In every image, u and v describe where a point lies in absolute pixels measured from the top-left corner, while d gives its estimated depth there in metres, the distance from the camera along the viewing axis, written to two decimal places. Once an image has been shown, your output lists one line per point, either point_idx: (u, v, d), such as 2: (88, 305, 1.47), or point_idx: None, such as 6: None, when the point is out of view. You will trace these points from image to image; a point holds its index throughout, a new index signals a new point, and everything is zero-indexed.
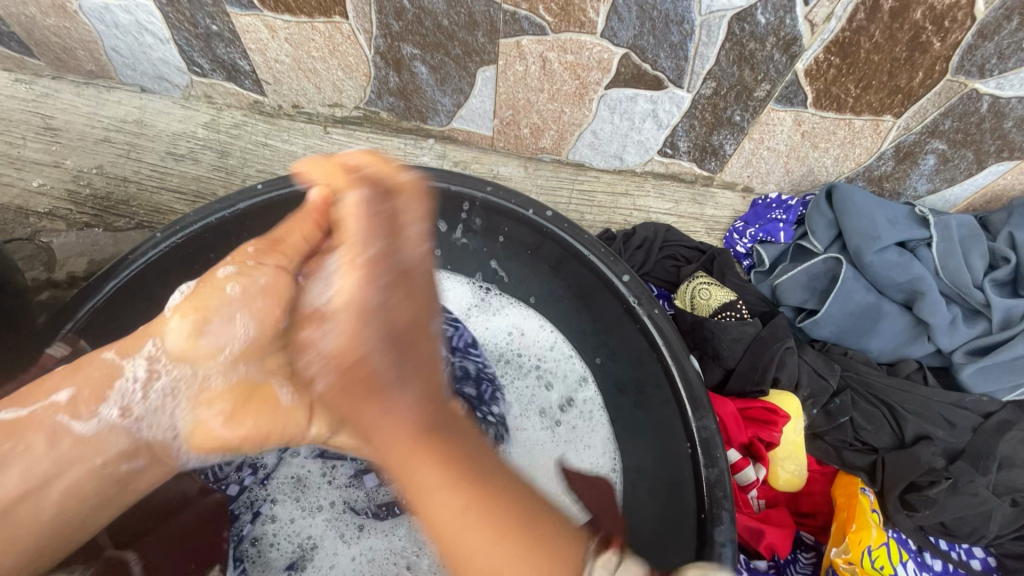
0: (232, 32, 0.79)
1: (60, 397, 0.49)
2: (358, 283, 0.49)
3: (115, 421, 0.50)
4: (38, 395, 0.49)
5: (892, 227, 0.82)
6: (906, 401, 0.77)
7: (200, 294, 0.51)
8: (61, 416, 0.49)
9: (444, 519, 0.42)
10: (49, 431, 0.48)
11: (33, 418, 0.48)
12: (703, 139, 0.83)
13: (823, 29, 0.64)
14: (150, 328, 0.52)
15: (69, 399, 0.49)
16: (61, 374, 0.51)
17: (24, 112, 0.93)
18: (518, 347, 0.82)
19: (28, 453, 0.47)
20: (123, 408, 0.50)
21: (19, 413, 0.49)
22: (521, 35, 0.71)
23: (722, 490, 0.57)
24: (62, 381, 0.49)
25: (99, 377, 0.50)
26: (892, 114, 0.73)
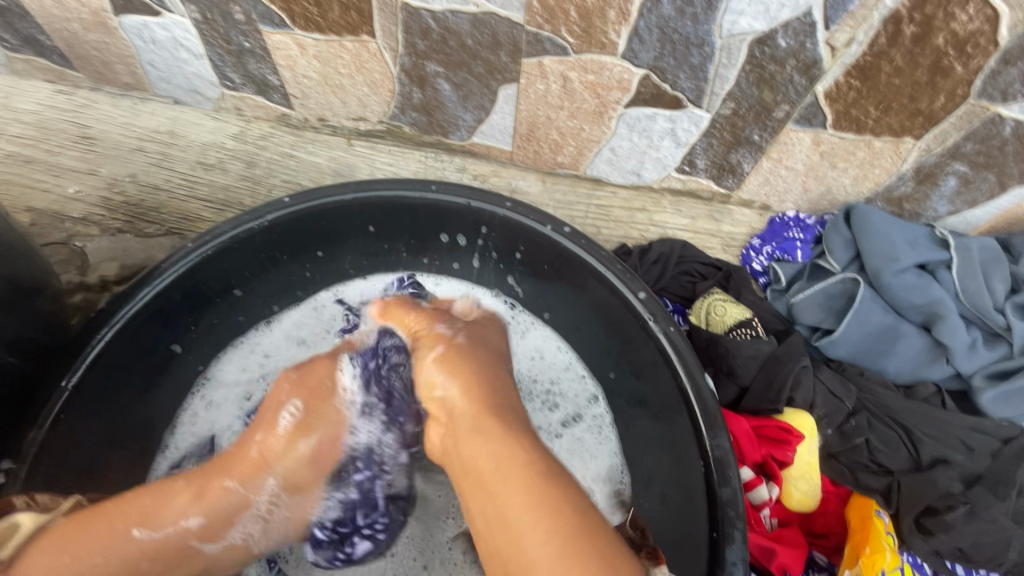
0: (263, 48, 0.82)
1: (190, 522, 0.58)
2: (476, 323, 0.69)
3: (231, 542, 0.61)
4: (166, 520, 0.57)
5: (912, 248, 0.81)
6: (924, 424, 0.77)
7: (303, 419, 0.66)
8: (190, 538, 0.58)
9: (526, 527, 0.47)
10: (181, 551, 0.58)
11: (168, 539, 0.57)
12: (722, 157, 0.83)
13: (843, 53, 0.64)
14: (262, 452, 0.63)
15: (199, 525, 0.58)
16: (185, 495, 0.59)
17: (63, 122, 0.97)
18: (534, 368, 0.82)
19: (159, 568, 0.57)
20: (241, 533, 0.62)
21: (149, 533, 0.56)
22: (544, 55, 0.72)
23: (735, 509, 0.58)
24: (192, 508, 0.58)
25: (222, 502, 0.60)
26: (912, 136, 0.73)
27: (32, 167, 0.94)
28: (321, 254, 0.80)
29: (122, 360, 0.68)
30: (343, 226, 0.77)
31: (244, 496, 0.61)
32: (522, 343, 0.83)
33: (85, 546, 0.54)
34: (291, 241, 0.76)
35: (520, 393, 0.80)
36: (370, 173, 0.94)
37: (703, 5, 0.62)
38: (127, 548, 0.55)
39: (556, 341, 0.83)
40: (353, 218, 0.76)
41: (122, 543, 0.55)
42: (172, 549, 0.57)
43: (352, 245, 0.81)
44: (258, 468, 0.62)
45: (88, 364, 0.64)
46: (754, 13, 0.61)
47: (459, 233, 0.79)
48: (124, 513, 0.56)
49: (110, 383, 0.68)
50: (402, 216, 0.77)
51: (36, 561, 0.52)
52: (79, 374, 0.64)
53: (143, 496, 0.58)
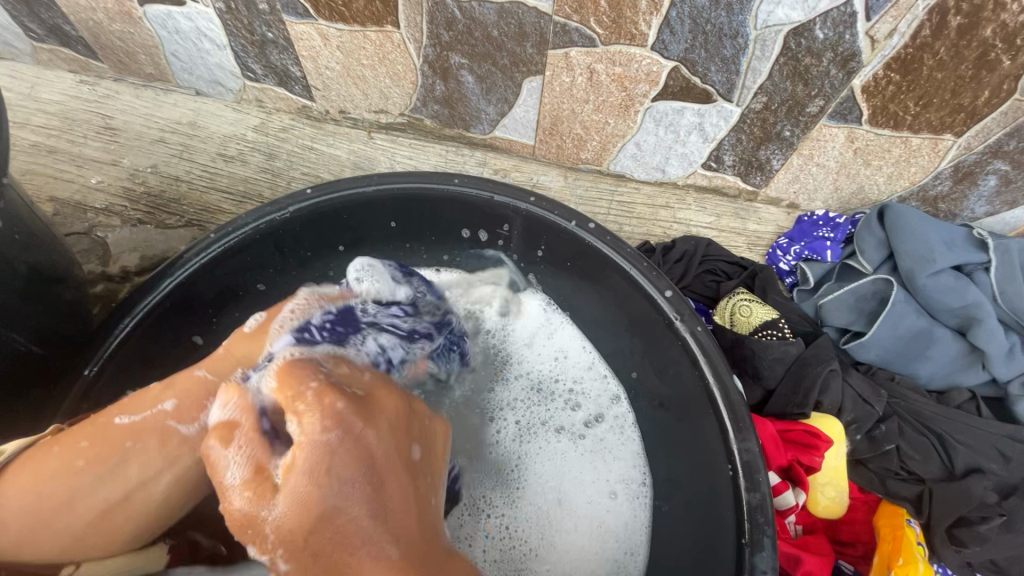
0: (286, 39, 0.81)
1: (164, 406, 0.55)
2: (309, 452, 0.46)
3: (210, 426, 0.55)
4: (144, 404, 0.55)
5: (948, 249, 0.79)
6: (957, 431, 0.74)
7: (263, 325, 0.62)
8: (167, 419, 0.54)
9: None
10: (159, 432, 0.53)
11: (143, 421, 0.54)
12: (750, 154, 0.81)
13: (884, 45, 0.62)
14: (234, 345, 0.60)
15: (175, 408, 0.55)
16: (157, 390, 0.56)
17: (87, 112, 0.97)
18: (557, 368, 0.81)
19: (119, 470, 0.51)
20: (221, 416, 0.56)
21: (129, 417, 0.54)
22: (570, 47, 0.71)
23: (764, 516, 0.56)
24: (166, 393, 0.55)
25: (197, 392, 0.56)
26: (952, 133, 0.70)
27: (55, 157, 0.94)
28: (343, 248, 0.80)
29: (143, 351, 0.68)
30: (364, 219, 0.76)
31: (220, 380, 0.58)
32: (548, 343, 0.83)
33: (66, 445, 0.52)
34: (312, 233, 0.75)
35: (541, 393, 0.80)
36: (390, 166, 0.94)
37: None
38: (106, 440, 0.52)
39: (579, 339, 0.82)
40: (375, 211, 0.75)
41: (102, 431, 0.53)
42: (145, 430, 0.53)
43: (373, 239, 0.80)
44: (227, 360, 0.59)
45: (110, 354, 0.64)
46: (792, 3, 0.59)
47: (481, 228, 0.78)
48: (104, 409, 0.55)
49: (130, 374, 0.67)
50: (423, 210, 0.76)
51: (13, 480, 0.50)
52: (100, 364, 0.64)
53: (122, 400, 0.56)
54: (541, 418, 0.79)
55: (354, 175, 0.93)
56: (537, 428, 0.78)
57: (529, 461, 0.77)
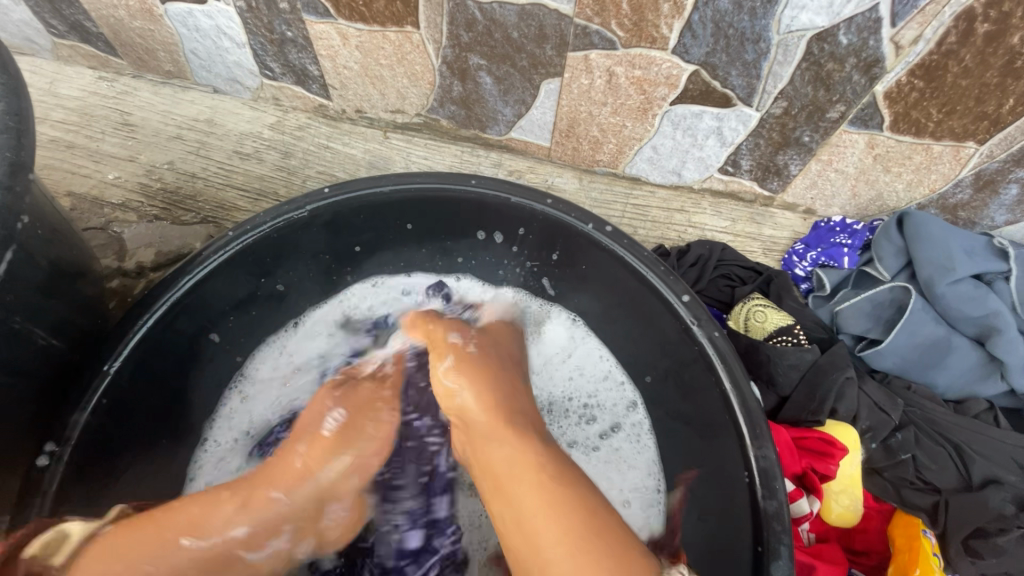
0: (306, 38, 0.81)
1: (237, 533, 0.57)
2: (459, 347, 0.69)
3: (274, 550, 0.61)
4: (212, 530, 0.55)
5: (969, 258, 0.78)
6: (976, 442, 0.74)
7: (342, 432, 0.66)
8: (237, 547, 0.57)
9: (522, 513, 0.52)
10: (224, 562, 0.56)
11: (215, 550, 0.55)
12: (768, 158, 0.81)
13: (908, 51, 0.61)
14: (307, 464, 0.62)
15: (247, 535, 0.57)
16: (230, 509, 0.57)
17: (105, 108, 0.98)
18: (573, 380, 0.81)
19: None
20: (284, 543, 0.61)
21: (195, 540, 0.54)
22: (590, 49, 0.71)
23: (781, 524, 0.56)
24: (239, 517, 0.57)
25: (267, 514, 0.59)
26: (975, 141, 0.70)
27: (73, 152, 0.95)
28: (359, 249, 0.80)
29: (160, 348, 0.68)
30: (381, 220, 0.77)
31: (289, 506, 0.60)
32: (564, 360, 0.82)
33: (133, 559, 0.51)
34: (329, 232, 0.76)
35: (557, 408, 0.80)
36: (405, 166, 0.94)
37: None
38: (179, 560, 0.53)
39: (595, 347, 0.82)
40: (391, 212, 0.76)
41: (170, 552, 0.53)
42: (220, 561, 0.55)
43: (389, 240, 0.81)
44: (305, 479, 0.62)
45: (129, 350, 0.64)
46: (817, 8, 0.59)
47: (496, 230, 0.78)
48: (170, 522, 0.54)
49: (147, 370, 0.67)
50: (439, 211, 0.76)
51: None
52: (120, 359, 0.64)
53: (189, 507, 0.56)
54: (556, 430, 0.79)
55: (369, 174, 0.93)
56: None
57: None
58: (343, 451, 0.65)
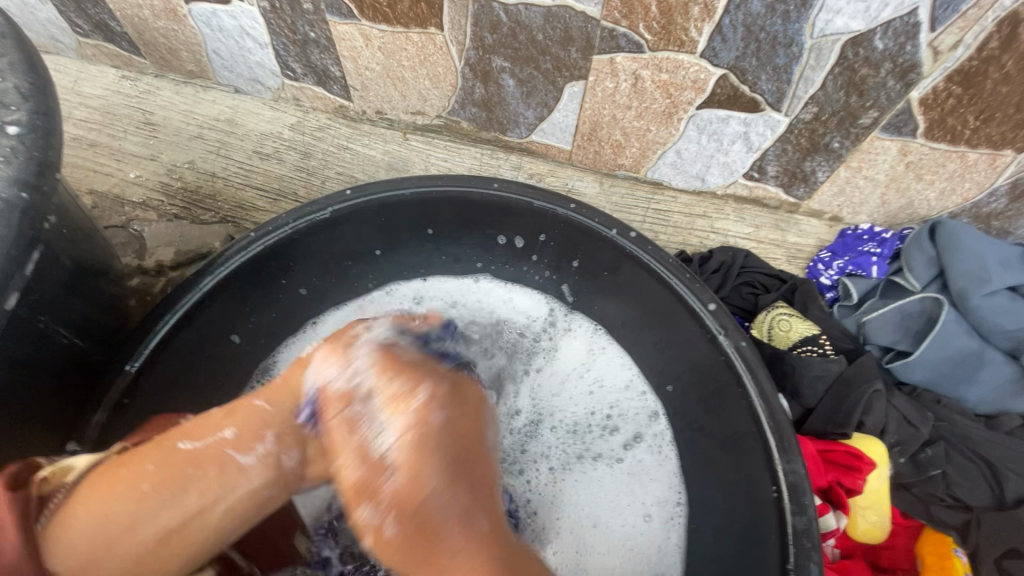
0: (328, 39, 0.81)
1: (225, 433, 0.56)
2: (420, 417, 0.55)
3: (264, 458, 0.57)
4: (205, 432, 0.56)
5: (1004, 270, 0.76)
6: (1012, 460, 0.71)
7: (320, 348, 0.62)
8: (227, 449, 0.56)
9: None
10: (218, 465, 0.55)
11: (204, 448, 0.55)
12: (795, 165, 0.79)
13: (947, 57, 0.59)
14: (290, 374, 0.61)
15: (235, 436, 0.56)
16: (220, 416, 0.58)
17: (128, 107, 0.99)
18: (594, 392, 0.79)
19: (175, 499, 0.52)
20: (273, 446, 0.57)
21: (192, 443, 0.55)
22: (616, 52, 0.69)
23: (811, 541, 0.54)
24: (227, 420, 0.57)
25: (253, 420, 0.58)
26: (1013, 149, 0.68)
27: (96, 151, 0.96)
28: (379, 252, 0.80)
29: (181, 348, 0.68)
30: (402, 222, 0.77)
31: (276, 412, 0.59)
32: (585, 372, 0.80)
33: (132, 463, 0.53)
34: (349, 233, 0.75)
35: (580, 420, 0.78)
36: (425, 168, 0.93)
37: (797, 3, 0.58)
38: (175, 464, 0.53)
39: (616, 356, 0.80)
40: (411, 214, 0.75)
41: (168, 456, 0.54)
42: (207, 460, 0.54)
43: (408, 243, 0.81)
44: (287, 391, 0.60)
45: (150, 351, 0.64)
46: (853, 12, 0.57)
47: (517, 234, 0.77)
48: (167, 435, 0.56)
49: (167, 370, 0.67)
50: (461, 215, 0.76)
51: (81, 509, 0.50)
52: (142, 360, 0.64)
53: (184, 424, 0.57)
54: (578, 443, 0.77)
55: (388, 176, 0.93)
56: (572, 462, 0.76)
57: (567, 490, 0.75)
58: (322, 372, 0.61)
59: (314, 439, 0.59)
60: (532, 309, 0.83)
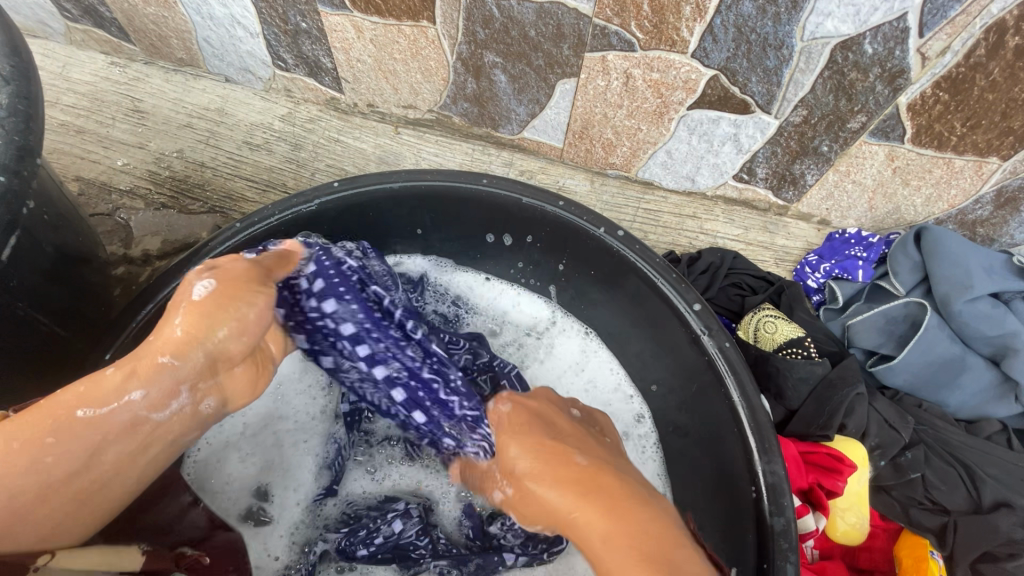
0: (320, 30, 0.80)
1: (133, 396, 0.49)
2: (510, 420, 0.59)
3: (186, 408, 0.52)
4: (108, 398, 0.48)
5: (987, 276, 0.77)
6: (987, 463, 0.72)
7: (223, 291, 0.53)
8: (136, 409, 0.49)
9: None
10: (133, 425, 0.49)
11: (110, 415, 0.48)
12: (784, 167, 0.79)
13: (936, 63, 0.60)
14: (186, 327, 0.50)
15: (144, 398, 0.49)
16: (116, 378, 0.49)
17: (116, 94, 0.98)
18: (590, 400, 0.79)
19: (88, 465, 0.47)
20: (195, 397, 0.52)
21: (94, 410, 0.48)
22: (608, 50, 0.69)
23: (788, 542, 0.55)
24: (130, 382, 0.49)
25: (161, 377, 0.50)
26: (998, 156, 0.68)
27: (83, 137, 0.95)
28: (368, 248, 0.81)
29: None
30: (389, 217, 0.76)
31: (183, 368, 0.50)
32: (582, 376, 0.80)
33: (28, 439, 0.46)
34: (336, 226, 0.75)
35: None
36: (416, 162, 0.93)
37: (788, 5, 0.58)
38: (78, 432, 0.47)
39: (608, 360, 0.81)
40: (398, 207, 0.75)
41: (66, 426, 0.47)
42: (117, 425, 0.48)
43: (396, 240, 0.81)
44: (192, 345, 0.50)
45: (129, 339, 0.64)
46: (843, 16, 0.57)
47: (506, 233, 0.77)
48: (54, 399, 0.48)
49: None
50: (449, 211, 0.76)
51: None
52: (120, 349, 0.63)
53: (75, 383, 0.48)
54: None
55: (378, 169, 0.92)
56: None
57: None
58: (217, 322, 0.51)
59: (233, 378, 0.55)
60: (535, 312, 0.83)
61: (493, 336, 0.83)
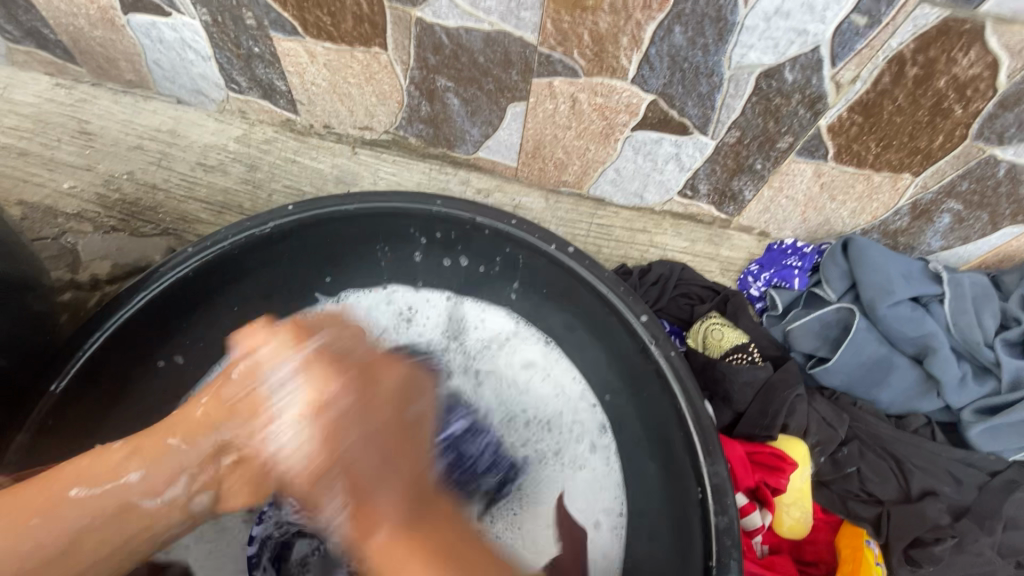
0: (273, 54, 0.82)
1: (130, 477, 0.54)
2: (320, 361, 0.63)
3: (175, 498, 0.57)
4: (103, 475, 0.53)
5: (907, 282, 0.84)
6: (915, 455, 0.78)
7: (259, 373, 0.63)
8: (131, 491, 0.54)
9: (393, 559, 0.53)
10: (120, 509, 0.53)
11: (103, 495, 0.53)
12: (724, 184, 0.85)
13: (848, 90, 0.65)
14: (209, 412, 0.60)
15: (140, 480, 0.55)
16: (120, 455, 0.56)
17: (62, 116, 0.95)
18: (543, 411, 0.81)
19: (102, 531, 0.52)
20: (183, 487, 0.58)
21: (87, 490, 0.52)
22: (555, 76, 0.73)
23: (731, 539, 0.58)
24: (131, 461, 0.55)
25: (164, 458, 0.57)
26: (910, 173, 0.75)
27: (27, 160, 0.92)
28: (329, 279, 0.83)
29: (113, 364, 0.68)
30: (347, 238, 0.78)
31: (185, 454, 0.58)
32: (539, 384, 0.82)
33: (21, 517, 0.49)
34: (291, 245, 0.75)
35: (539, 424, 0.80)
36: (373, 182, 0.94)
37: (714, 37, 0.62)
38: (61, 509, 0.51)
39: (570, 372, 0.81)
40: (356, 225, 0.76)
41: (55, 505, 0.51)
42: (113, 507, 0.53)
43: (358, 268, 0.84)
44: (203, 427, 0.59)
45: (78, 369, 0.64)
46: (764, 47, 0.62)
47: (462, 254, 0.80)
48: (58, 476, 0.53)
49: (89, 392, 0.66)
50: (405, 228, 0.77)
51: None
52: (67, 380, 0.63)
53: (78, 460, 0.55)
54: (535, 447, 0.80)
55: (336, 189, 0.93)
56: (533, 460, 0.79)
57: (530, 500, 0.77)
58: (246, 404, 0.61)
59: (229, 479, 0.61)
60: (499, 326, 0.85)
61: (454, 345, 0.85)
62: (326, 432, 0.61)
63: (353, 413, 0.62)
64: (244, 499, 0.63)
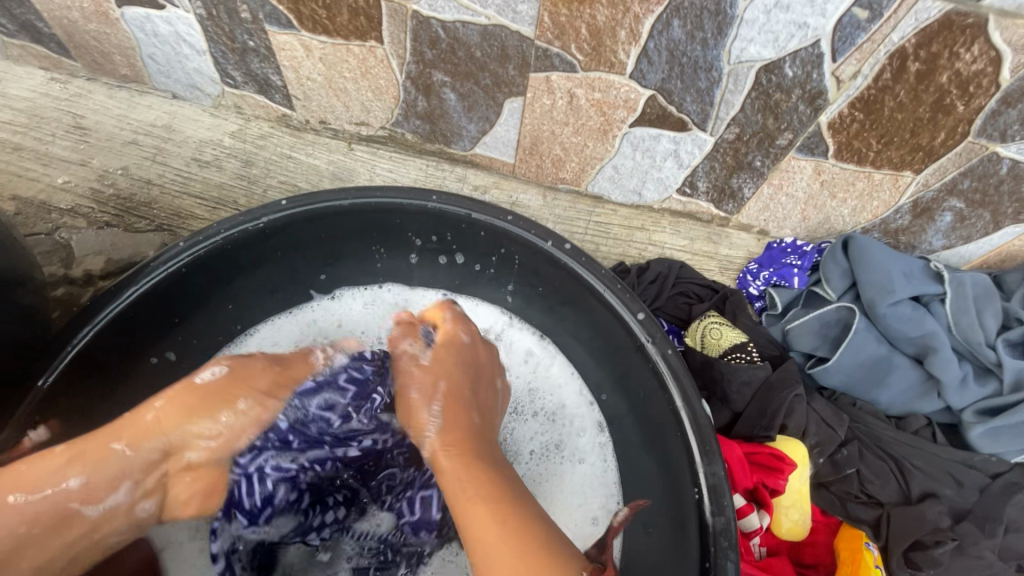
0: (268, 48, 0.81)
1: (71, 484, 0.52)
2: (445, 347, 0.70)
3: (119, 503, 0.56)
4: (44, 485, 0.51)
5: (908, 281, 0.83)
6: (915, 456, 0.77)
7: (223, 381, 0.62)
8: (73, 499, 0.52)
9: (483, 528, 0.52)
10: (64, 518, 0.52)
11: (46, 505, 0.51)
12: (722, 181, 0.84)
13: (848, 85, 0.64)
14: (161, 420, 0.58)
15: (82, 487, 0.53)
16: (58, 461, 0.52)
17: (56, 110, 0.94)
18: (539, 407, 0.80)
19: (41, 540, 0.51)
20: (128, 493, 0.57)
21: (23, 497, 0.50)
22: (552, 71, 0.72)
23: (727, 540, 0.57)
24: (72, 469, 0.52)
25: (108, 468, 0.54)
26: (911, 170, 0.74)
27: (20, 155, 0.91)
28: (325, 277, 0.83)
29: (104, 358, 0.67)
30: (342, 235, 0.77)
31: (131, 462, 0.56)
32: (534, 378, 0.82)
33: None
34: (285, 240, 0.74)
35: (536, 419, 0.80)
36: (369, 179, 0.93)
37: (713, 31, 0.62)
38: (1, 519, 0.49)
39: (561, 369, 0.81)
40: (351, 221, 0.75)
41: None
42: (55, 516, 0.51)
43: (354, 266, 0.83)
44: (152, 433, 0.57)
45: (67, 364, 0.63)
46: (763, 42, 0.61)
47: (458, 251, 0.79)
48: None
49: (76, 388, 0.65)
50: (401, 224, 0.77)
51: None
52: (57, 375, 0.63)
53: (16, 466, 0.52)
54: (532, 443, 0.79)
55: (332, 186, 0.92)
56: (530, 455, 0.78)
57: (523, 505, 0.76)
58: (199, 413, 0.60)
59: (175, 481, 0.61)
60: (491, 321, 0.84)
61: None
62: (456, 412, 0.64)
63: (466, 392, 0.67)
64: (178, 498, 0.63)
